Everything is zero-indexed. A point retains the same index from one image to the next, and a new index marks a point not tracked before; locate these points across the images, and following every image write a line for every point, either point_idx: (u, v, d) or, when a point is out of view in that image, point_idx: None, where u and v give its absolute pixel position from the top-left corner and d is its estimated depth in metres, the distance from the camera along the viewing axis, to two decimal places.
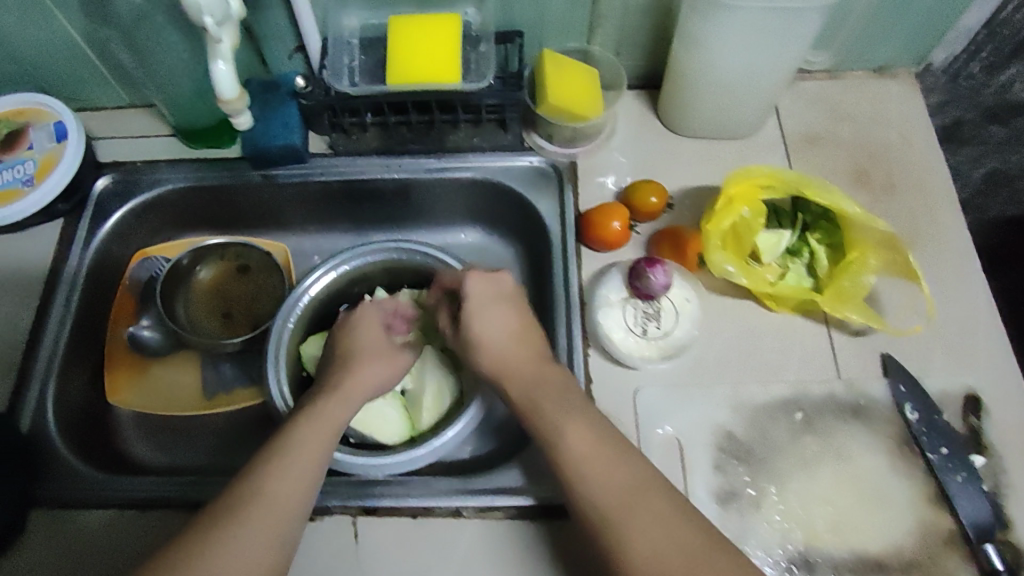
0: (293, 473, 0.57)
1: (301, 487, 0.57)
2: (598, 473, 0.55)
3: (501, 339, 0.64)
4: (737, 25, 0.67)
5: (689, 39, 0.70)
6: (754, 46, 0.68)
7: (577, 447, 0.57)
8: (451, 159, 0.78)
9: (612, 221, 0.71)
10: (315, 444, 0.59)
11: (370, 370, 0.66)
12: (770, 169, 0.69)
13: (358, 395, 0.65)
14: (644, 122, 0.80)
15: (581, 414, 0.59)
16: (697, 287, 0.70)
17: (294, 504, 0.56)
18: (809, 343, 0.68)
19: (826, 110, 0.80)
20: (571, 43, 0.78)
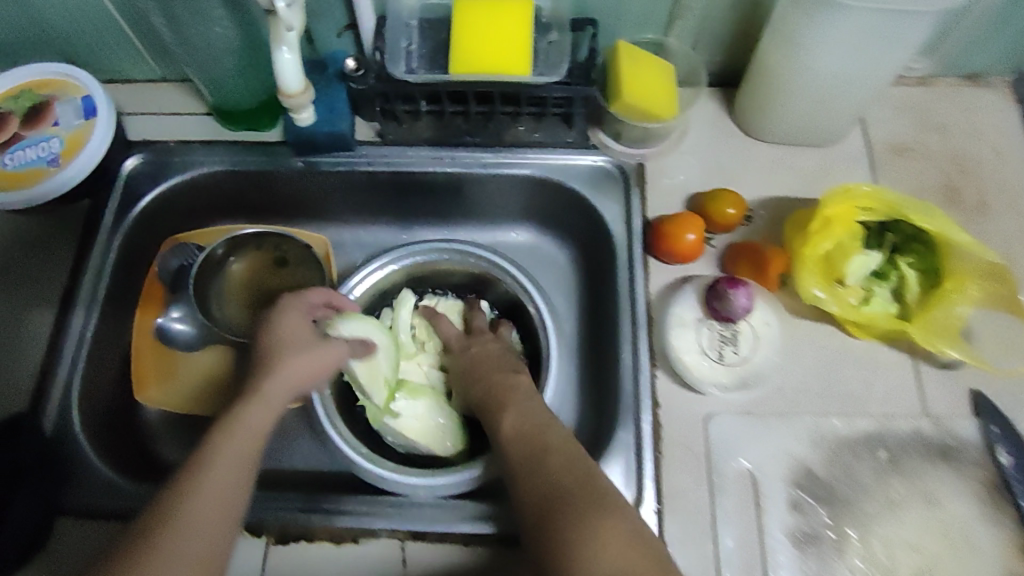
0: (211, 487, 0.49)
1: (226, 499, 0.49)
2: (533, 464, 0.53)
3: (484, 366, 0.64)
4: (841, 26, 0.60)
5: (786, 38, 0.64)
6: (858, 49, 0.62)
7: (521, 436, 0.55)
8: (507, 154, 0.72)
9: (686, 233, 0.65)
10: (237, 450, 0.51)
11: (293, 367, 0.56)
12: (872, 187, 0.64)
13: (281, 394, 0.55)
14: (719, 124, 0.74)
15: (527, 414, 0.57)
16: (778, 309, 0.65)
17: (222, 516, 0.48)
18: (893, 375, 0.63)
19: (916, 118, 0.74)
20: (646, 34, 0.71)
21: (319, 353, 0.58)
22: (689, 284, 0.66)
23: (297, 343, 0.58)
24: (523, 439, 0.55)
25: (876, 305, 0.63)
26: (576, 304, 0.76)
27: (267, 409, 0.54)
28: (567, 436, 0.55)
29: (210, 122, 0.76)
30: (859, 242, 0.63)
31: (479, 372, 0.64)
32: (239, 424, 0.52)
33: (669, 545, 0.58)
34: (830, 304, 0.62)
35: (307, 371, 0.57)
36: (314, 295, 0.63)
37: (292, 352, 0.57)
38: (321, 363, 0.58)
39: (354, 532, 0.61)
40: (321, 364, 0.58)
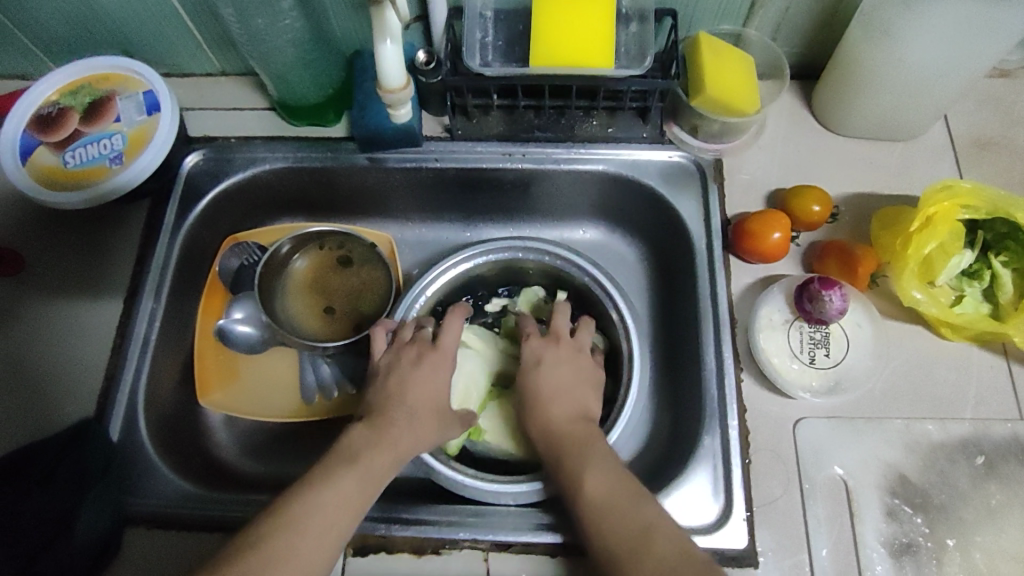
0: (328, 522, 0.50)
1: (334, 539, 0.50)
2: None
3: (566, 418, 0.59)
4: (940, 19, 0.58)
5: (879, 31, 0.61)
6: (955, 42, 0.59)
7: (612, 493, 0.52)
8: (581, 150, 0.70)
9: (773, 232, 0.63)
10: (359, 498, 0.52)
11: (428, 433, 0.57)
12: (970, 185, 0.62)
13: (407, 452, 0.56)
14: (795, 117, 0.72)
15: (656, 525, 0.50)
16: (870, 310, 0.64)
17: (323, 558, 0.49)
18: (987, 378, 0.62)
19: (999, 111, 0.71)
20: (723, 26, 0.69)
21: (450, 424, 0.59)
22: (777, 285, 0.64)
23: (436, 406, 0.59)
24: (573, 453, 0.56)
25: (970, 307, 0.62)
26: (649, 303, 0.74)
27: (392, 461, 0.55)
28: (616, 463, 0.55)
29: (270, 117, 0.74)
30: (961, 242, 0.61)
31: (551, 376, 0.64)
32: (369, 472, 0.53)
33: (763, 554, 0.57)
34: (927, 307, 0.60)
35: (433, 438, 0.58)
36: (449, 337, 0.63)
37: (425, 415, 0.58)
38: (447, 434, 0.59)
39: (436, 543, 0.59)
40: (446, 435, 0.59)
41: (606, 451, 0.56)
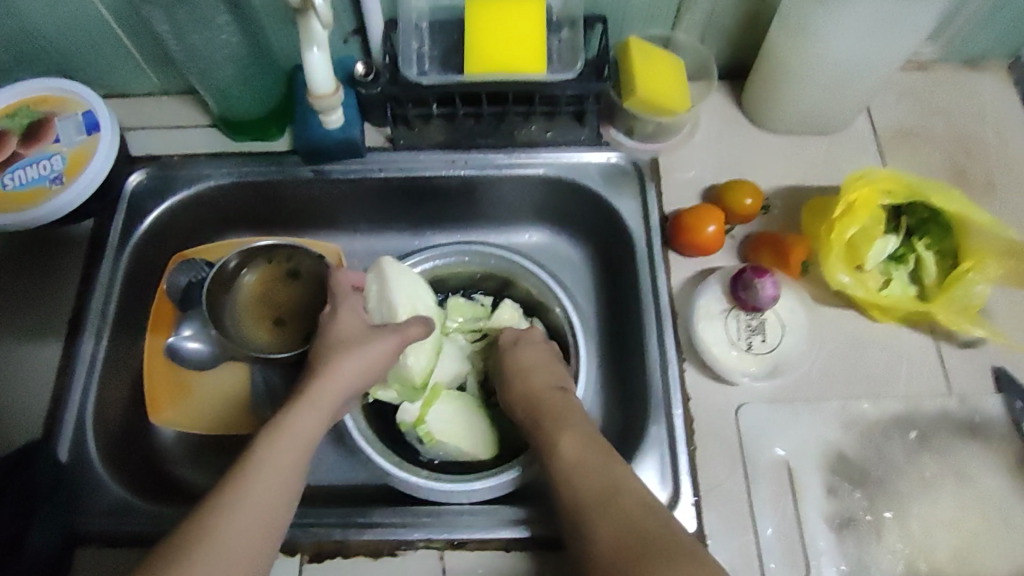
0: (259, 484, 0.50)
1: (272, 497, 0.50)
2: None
3: (543, 409, 0.60)
4: (850, 14, 0.61)
5: (796, 28, 0.64)
6: (866, 36, 0.62)
7: (579, 477, 0.53)
8: (520, 154, 0.72)
9: (707, 225, 0.65)
10: (286, 451, 0.52)
11: (346, 364, 0.56)
12: (886, 172, 0.64)
13: (331, 394, 0.56)
14: (726, 116, 0.75)
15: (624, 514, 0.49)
16: (803, 297, 0.66)
17: (267, 520, 0.50)
18: (917, 357, 0.64)
19: (916, 102, 0.75)
20: (652, 30, 0.71)
21: (370, 348, 0.58)
22: (714, 277, 0.66)
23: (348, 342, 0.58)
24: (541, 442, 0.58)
25: (897, 288, 0.64)
26: (596, 300, 0.75)
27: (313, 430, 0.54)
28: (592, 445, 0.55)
29: (214, 133, 0.74)
30: (881, 226, 0.63)
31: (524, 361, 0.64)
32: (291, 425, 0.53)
33: (712, 538, 0.58)
34: (856, 289, 0.63)
35: (360, 370, 0.57)
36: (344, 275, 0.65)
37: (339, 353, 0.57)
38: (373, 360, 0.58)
39: (393, 544, 0.60)
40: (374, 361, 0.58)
41: (578, 431, 0.57)
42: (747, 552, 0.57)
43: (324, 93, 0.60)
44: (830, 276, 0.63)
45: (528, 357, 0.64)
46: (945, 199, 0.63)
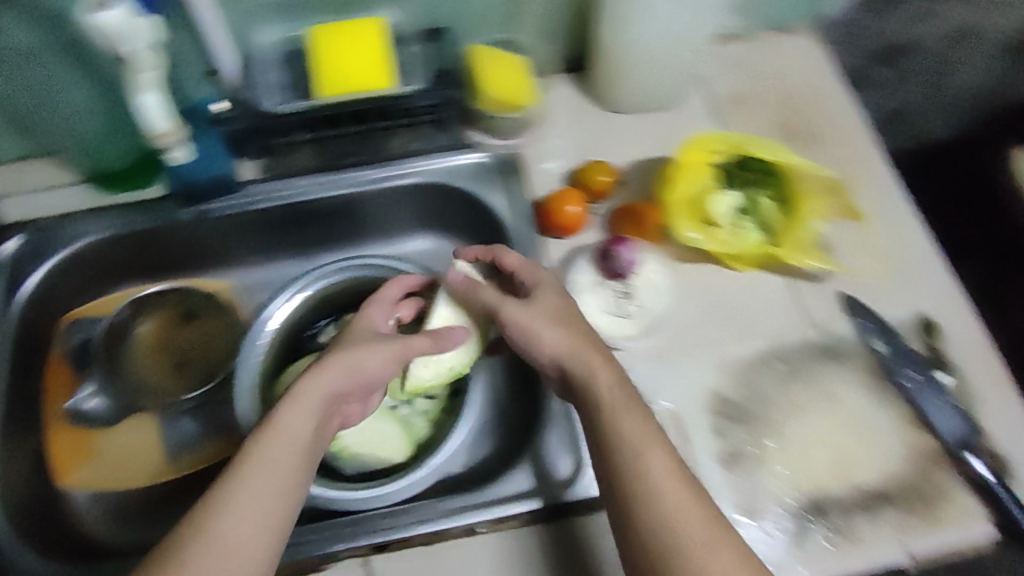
0: (278, 451, 0.50)
1: (289, 468, 0.50)
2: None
3: (612, 397, 0.54)
4: None
5: (618, 16, 0.70)
6: (678, 15, 0.69)
7: (651, 465, 0.50)
8: (390, 166, 0.76)
9: (567, 205, 0.70)
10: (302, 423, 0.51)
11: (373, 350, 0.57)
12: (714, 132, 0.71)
13: (361, 372, 0.55)
14: (578, 105, 0.80)
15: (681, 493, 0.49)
16: (664, 259, 0.71)
17: (287, 490, 0.49)
18: (773, 296, 0.69)
19: (745, 71, 0.82)
20: (495, 35, 0.77)
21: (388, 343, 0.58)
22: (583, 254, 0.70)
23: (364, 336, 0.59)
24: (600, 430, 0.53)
25: (750, 235, 0.70)
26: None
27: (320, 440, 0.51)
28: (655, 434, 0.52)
29: (87, 190, 0.75)
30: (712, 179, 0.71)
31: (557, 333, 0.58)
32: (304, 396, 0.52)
33: None
34: (706, 240, 0.69)
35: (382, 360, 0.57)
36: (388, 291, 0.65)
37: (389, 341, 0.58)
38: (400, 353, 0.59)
39: (316, 561, 0.60)
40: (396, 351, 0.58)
41: (640, 421, 0.53)
42: None
43: (163, 132, 0.65)
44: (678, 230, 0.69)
45: (562, 339, 0.57)
46: (767, 150, 0.69)
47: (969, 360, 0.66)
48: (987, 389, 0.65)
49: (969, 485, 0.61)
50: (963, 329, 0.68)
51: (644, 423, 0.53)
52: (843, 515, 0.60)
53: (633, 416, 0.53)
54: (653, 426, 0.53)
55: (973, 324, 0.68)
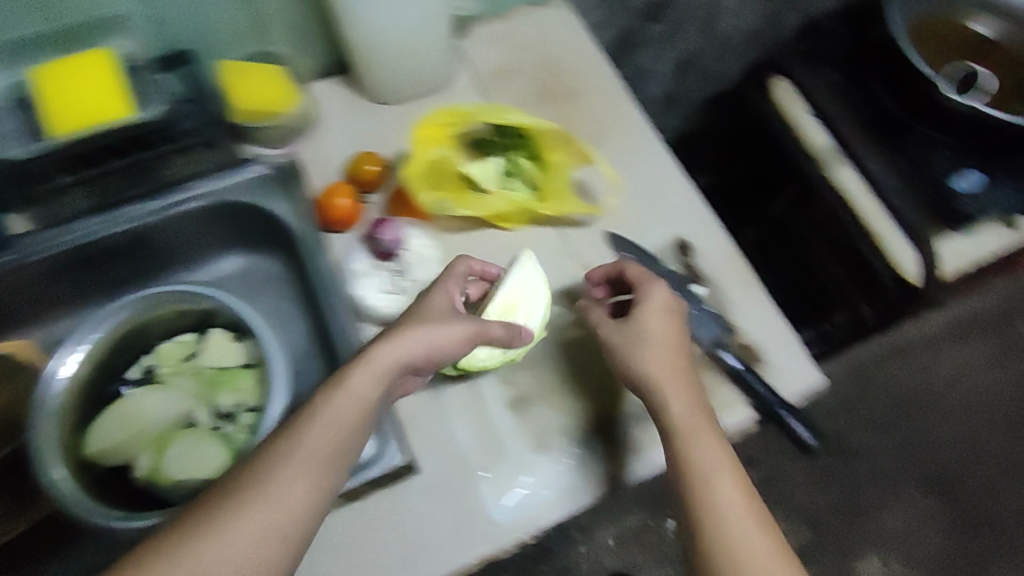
0: (273, 497, 0.50)
1: (309, 496, 0.51)
2: (744, 532, 0.56)
3: (692, 419, 0.61)
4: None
5: (353, 18, 0.74)
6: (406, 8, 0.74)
7: (719, 485, 0.58)
8: (173, 193, 0.77)
9: (337, 199, 0.73)
10: (330, 450, 0.53)
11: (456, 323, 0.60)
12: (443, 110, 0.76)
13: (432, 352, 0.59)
14: (347, 100, 0.83)
15: (725, 462, 0.59)
16: (435, 233, 0.74)
17: (281, 537, 0.50)
18: (545, 247, 0.75)
19: (507, 47, 0.86)
20: (248, 49, 0.79)
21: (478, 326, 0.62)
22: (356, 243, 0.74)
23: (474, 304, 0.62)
24: (686, 426, 0.60)
25: (501, 195, 0.75)
26: (296, 304, 0.83)
27: (325, 443, 0.53)
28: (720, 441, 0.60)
29: None
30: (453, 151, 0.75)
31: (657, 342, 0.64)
32: (351, 397, 0.54)
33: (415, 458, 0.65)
34: (452, 206, 0.74)
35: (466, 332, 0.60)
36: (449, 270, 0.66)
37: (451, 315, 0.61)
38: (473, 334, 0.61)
39: None
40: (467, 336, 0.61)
41: (710, 430, 0.61)
42: (450, 458, 0.66)
43: None
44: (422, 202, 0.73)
45: (667, 332, 0.65)
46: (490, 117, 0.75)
47: (720, 270, 0.74)
48: (738, 295, 0.73)
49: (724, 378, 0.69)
50: (713, 243, 0.76)
51: (689, 401, 0.62)
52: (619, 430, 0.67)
53: (684, 397, 0.62)
54: (723, 450, 0.60)
55: (721, 238, 0.76)
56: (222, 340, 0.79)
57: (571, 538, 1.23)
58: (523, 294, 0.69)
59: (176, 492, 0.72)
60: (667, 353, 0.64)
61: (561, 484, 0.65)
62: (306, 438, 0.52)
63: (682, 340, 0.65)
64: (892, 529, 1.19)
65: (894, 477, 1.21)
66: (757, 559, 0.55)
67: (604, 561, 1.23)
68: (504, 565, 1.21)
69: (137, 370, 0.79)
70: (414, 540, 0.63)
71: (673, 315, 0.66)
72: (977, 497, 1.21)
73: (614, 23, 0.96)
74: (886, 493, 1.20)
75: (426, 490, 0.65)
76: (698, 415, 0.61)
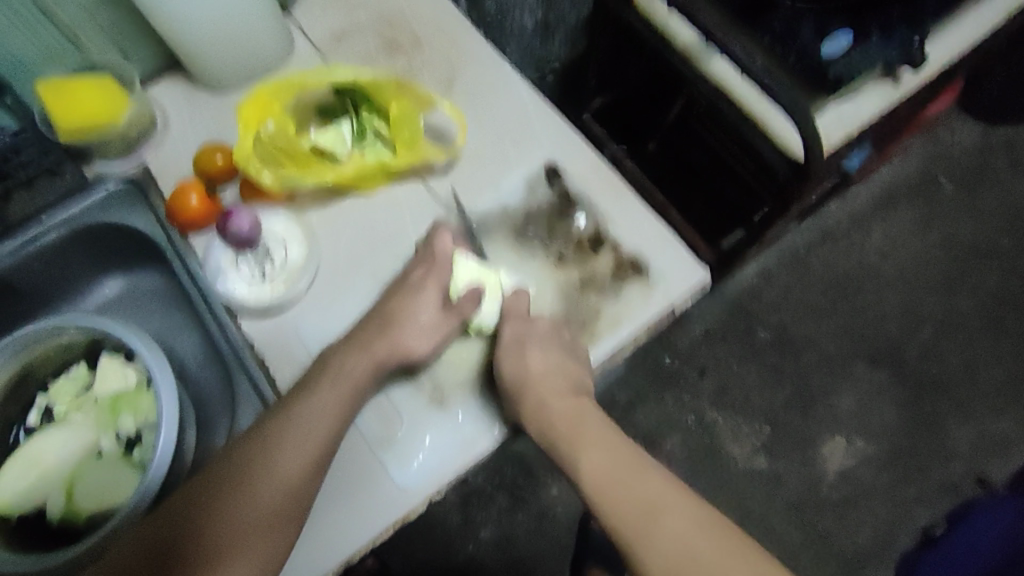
0: (278, 470, 0.58)
1: (304, 465, 0.59)
2: (618, 487, 0.59)
3: (552, 423, 0.65)
4: None
5: (167, 19, 0.69)
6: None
7: (591, 462, 0.62)
8: (23, 231, 0.75)
9: (188, 197, 0.70)
10: (317, 424, 0.60)
11: (414, 338, 0.64)
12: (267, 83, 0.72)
13: (388, 356, 0.63)
14: (189, 97, 0.80)
15: (594, 440, 0.63)
16: (297, 212, 0.73)
17: (289, 499, 0.58)
18: (412, 202, 0.73)
19: (339, 5, 0.83)
20: (68, 65, 0.75)
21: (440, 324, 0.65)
22: (213, 237, 0.72)
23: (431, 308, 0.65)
24: (550, 436, 0.65)
25: (349, 159, 0.72)
26: (182, 313, 0.83)
27: (302, 457, 0.59)
28: (600, 435, 0.64)
29: None
30: (290, 123, 0.72)
31: (526, 369, 0.65)
32: (340, 377, 0.62)
33: None
34: (302, 180, 0.70)
35: (420, 344, 0.64)
36: (442, 241, 0.68)
37: (427, 321, 0.65)
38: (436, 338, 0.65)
39: None
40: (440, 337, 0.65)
41: (585, 429, 0.64)
42: (346, 436, 0.65)
43: None
44: (268, 180, 0.70)
45: (529, 358, 0.66)
46: (319, 79, 0.72)
47: (592, 190, 0.73)
48: (612, 208, 0.72)
49: (614, 298, 0.69)
50: (580, 163, 0.74)
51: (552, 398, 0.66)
52: None
53: (549, 399, 0.66)
54: (608, 436, 0.64)
55: (588, 155, 0.75)
56: (113, 365, 0.77)
57: (541, 482, 1.25)
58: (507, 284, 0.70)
59: (97, 523, 0.71)
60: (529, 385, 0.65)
61: (462, 434, 0.65)
62: (282, 450, 0.59)
63: (548, 357, 0.66)
64: (846, 409, 1.28)
65: (844, 357, 1.31)
66: (639, 504, 0.57)
67: (578, 498, 1.24)
68: (481, 518, 1.23)
69: (33, 416, 0.78)
70: (332, 518, 0.62)
71: (535, 343, 0.66)
72: (922, 362, 1.30)
73: None
74: (834, 378, 1.29)
75: (328, 469, 0.64)
76: (560, 412, 0.66)
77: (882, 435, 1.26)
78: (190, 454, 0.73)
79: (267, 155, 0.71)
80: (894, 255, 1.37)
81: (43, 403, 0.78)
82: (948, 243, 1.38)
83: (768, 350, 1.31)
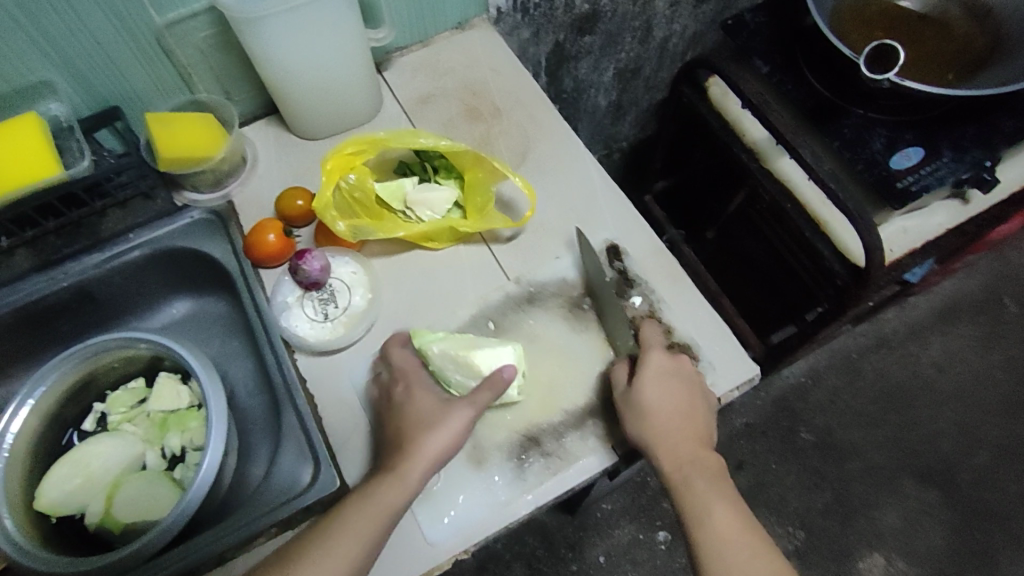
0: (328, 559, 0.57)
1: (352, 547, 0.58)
2: (739, 555, 0.60)
3: (685, 464, 0.64)
4: (296, 49, 0.73)
5: (273, 70, 0.75)
6: (323, 54, 0.75)
7: (717, 519, 0.62)
8: (109, 247, 0.79)
9: (267, 235, 0.75)
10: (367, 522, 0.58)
11: (421, 399, 0.64)
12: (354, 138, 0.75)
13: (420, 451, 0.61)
14: (279, 140, 0.86)
15: (722, 495, 0.63)
16: (363, 260, 0.76)
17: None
18: (475, 263, 0.76)
19: (429, 72, 0.88)
20: (176, 99, 0.81)
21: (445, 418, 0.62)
22: (284, 275, 0.76)
23: (429, 415, 0.63)
24: (679, 476, 0.63)
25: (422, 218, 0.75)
26: (239, 341, 0.86)
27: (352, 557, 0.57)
28: (729, 494, 0.63)
29: None
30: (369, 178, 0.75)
31: (669, 406, 0.64)
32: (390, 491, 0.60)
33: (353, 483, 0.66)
34: (372, 232, 0.73)
35: (426, 407, 0.64)
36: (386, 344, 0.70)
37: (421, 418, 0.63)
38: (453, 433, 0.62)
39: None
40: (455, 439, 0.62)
41: (719, 481, 0.64)
42: None
43: None
44: (341, 230, 0.72)
45: (671, 400, 0.64)
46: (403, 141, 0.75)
47: (651, 272, 0.75)
48: (669, 292, 0.73)
49: None
50: (641, 245, 0.76)
51: (691, 443, 0.65)
52: (555, 438, 0.67)
53: (681, 443, 0.64)
54: (735, 496, 0.64)
55: (649, 237, 0.77)
56: (170, 383, 0.80)
57: (561, 557, 1.22)
58: (556, 349, 0.71)
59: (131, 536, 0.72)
60: (671, 424, 0.64)
61: (496, 498, 0.65)
62: None
63: (683, 405, 0.65)
64: (890, 525, 1.22)
65: (891, 470, 1.25)
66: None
67: None
68: None
69: (89, 421, 0.81)
70: None
71: (673, 381, 0.65)
72: (975, 488, 1.24)
73: (548, 39, 0.96)
74: (878, 492, 1.24)
75: None
76: (696, 455, 0.65)
77: (927, 559, 1.20)
78: (227, 478, 0.75)
79: (345, 207, 0.76)
80: (952, 370, 1.33)
81: (99, 411, 0.81)
82: (1012, 365, 1.33)
83: (811, 451, 1.27)
